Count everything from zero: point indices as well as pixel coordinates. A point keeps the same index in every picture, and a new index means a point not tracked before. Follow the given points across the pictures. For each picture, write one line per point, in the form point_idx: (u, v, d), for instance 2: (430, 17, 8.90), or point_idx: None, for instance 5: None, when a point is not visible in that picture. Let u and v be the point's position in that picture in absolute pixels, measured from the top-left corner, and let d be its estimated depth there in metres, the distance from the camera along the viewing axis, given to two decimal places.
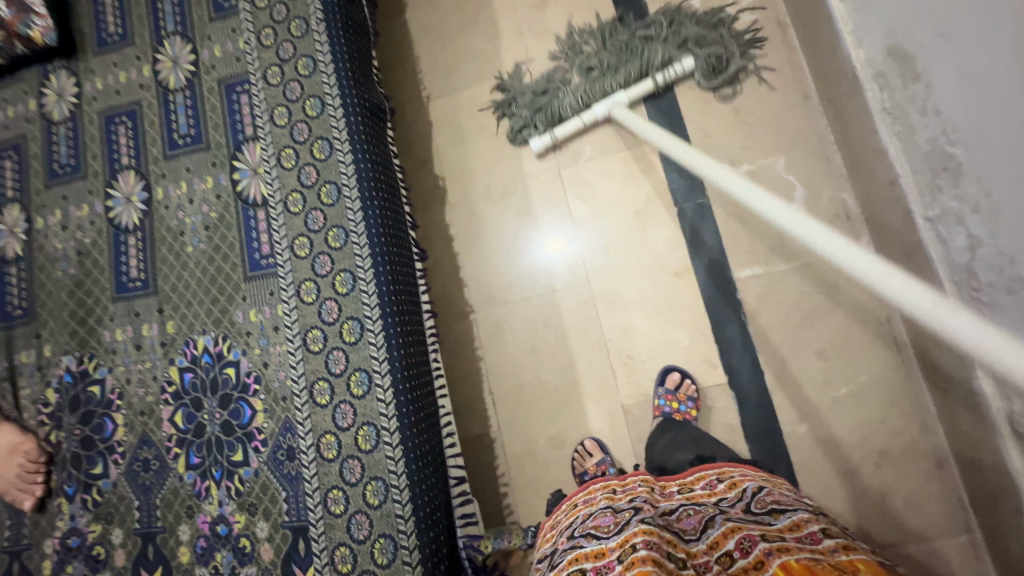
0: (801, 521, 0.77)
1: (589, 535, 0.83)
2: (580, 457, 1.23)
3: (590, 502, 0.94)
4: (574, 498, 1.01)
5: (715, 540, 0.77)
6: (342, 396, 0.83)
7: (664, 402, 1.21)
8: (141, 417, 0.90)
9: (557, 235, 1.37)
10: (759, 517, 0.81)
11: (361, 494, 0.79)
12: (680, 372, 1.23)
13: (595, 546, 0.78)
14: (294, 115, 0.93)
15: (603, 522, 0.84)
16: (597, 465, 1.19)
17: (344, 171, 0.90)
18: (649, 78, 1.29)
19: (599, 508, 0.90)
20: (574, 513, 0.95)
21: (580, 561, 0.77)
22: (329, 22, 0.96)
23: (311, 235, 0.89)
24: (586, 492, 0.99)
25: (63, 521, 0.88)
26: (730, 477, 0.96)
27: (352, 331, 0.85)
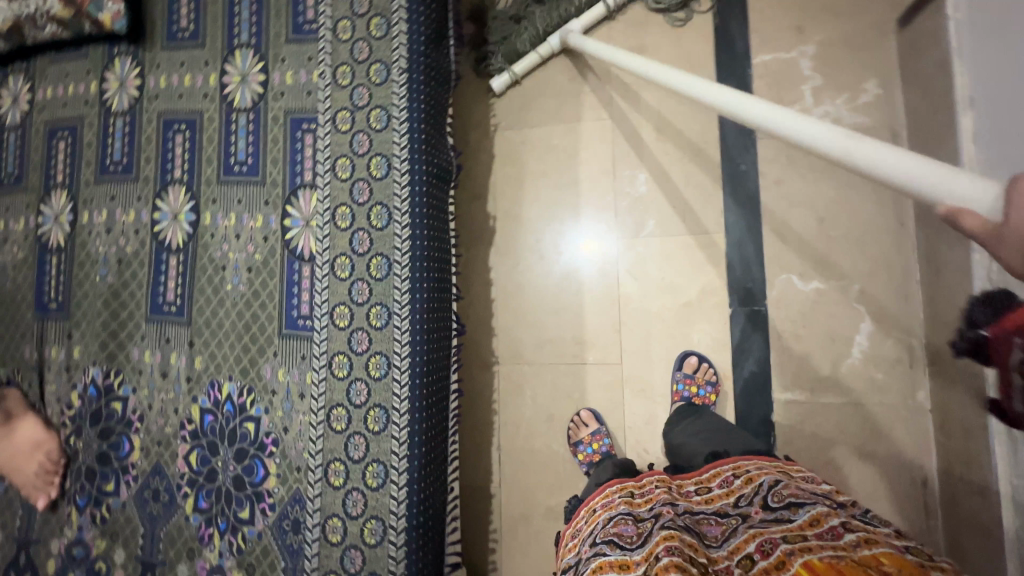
0: (821, 513, 0.69)
1: (611, 543, 0.75)
2: (575, 426, 1.26)
3: (608, 507, 0.86)
4: (591, 505, 0.92)
5: (736, 542, 0.71)
6: (356, 483, 0.81)
7: (683, 386, 1.21)
8: (157, 446, 0.90)
9: (590, 236, 1.33)
10: (778, 513, 0.73)
11: None
12: (698, 357, 1.23)
13: (619, 555, 0.71)
14: (357, 169, 0.87)
15: (625, 530, 0.76)
16: (592, 436, 1.24)
17: (398, 245, 0.86)
18: (599, 2, 1.28)
19: (619, 512, 0.82)
20: (592, 520, 0.87)
21: (603, 569, 0.71)
22: (414, 75, 0.88)
23: (353, 306, 0.85)
24: (604, 496, 0.91)
25: (71, 529, 0.91)
26: (746, 471, 0.85)
27: (377, 420, 0.82)
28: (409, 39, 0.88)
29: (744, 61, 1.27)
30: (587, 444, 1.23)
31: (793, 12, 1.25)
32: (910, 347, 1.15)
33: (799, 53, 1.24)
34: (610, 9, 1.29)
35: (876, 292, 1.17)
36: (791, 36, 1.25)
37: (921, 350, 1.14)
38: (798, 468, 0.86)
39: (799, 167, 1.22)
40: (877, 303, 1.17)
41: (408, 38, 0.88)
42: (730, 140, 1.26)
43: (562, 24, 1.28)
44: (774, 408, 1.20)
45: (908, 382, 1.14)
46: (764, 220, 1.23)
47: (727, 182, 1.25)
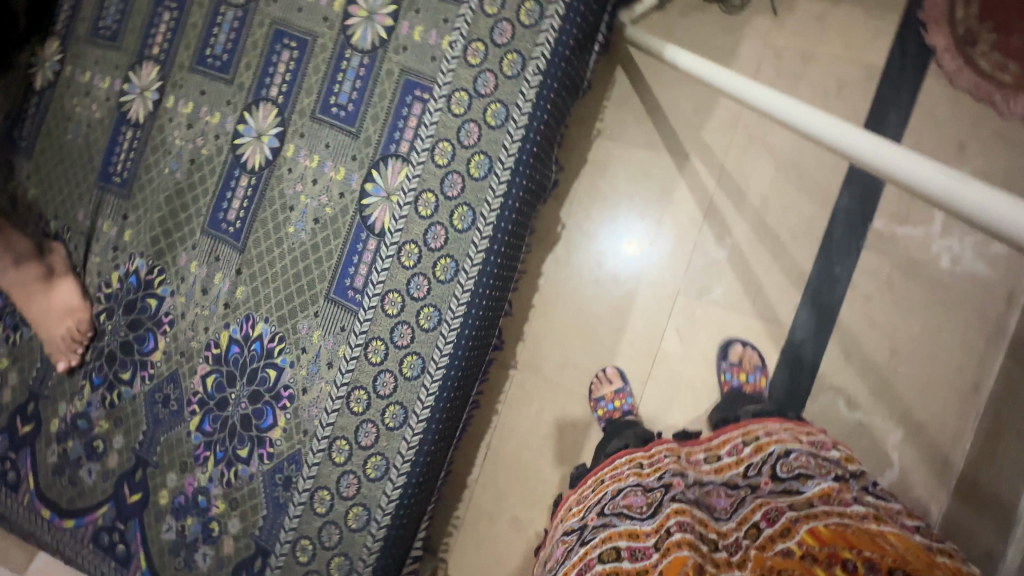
0: (831, 489, 0.71)
1: (620, 515, 0.76)
2: (599, 382, 1.27)
3: (619, 478, 0.89)
4: (600, 474, 0.96)
5: (743, 512, 0.72)
6: (355, 467, 0.82)
7: None
8: (179, 355, 0.91)
9: (634, 235, 1.29)
10: (786, 484, 0.76)
11: (327, 560, 0.82)
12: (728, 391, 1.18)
13: (629, 526, 0.72)
14: (456, 160, 0.82)
15: (636, 502, 0.76)
16: (615, 395, 1.25)
17: (472, 253, 0.81)
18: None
19: (628, 484, 0.85)
20: (601, 489, 0.90)
21: (613, 538, 0.71)
22: (548, 80, 0.80)
23: (406, 299, 0.82)
24: (614, 468, 0.95)
25: (81, 400, 0.94)
26: (756, 441, 0.89)
27: (394, 417, 0.81)
28: (557, 39, 0.79)
29: None
30: (608, 402, 1.24)
31: (962, 127, 1.12)
32: (928, 512, 1.10)
33: None
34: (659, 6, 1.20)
35: (916, 447, 1.11)
36: (949, 151, 1.12)
37: (936, 519, 1.10)
38: (811, 433, 0.88)
39: (894, 293, 1.14)
40: (914, 457, 1.11)
41: (557, 37, 0.79)
42: (834, 239, 1.17)
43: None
44: None
45: None
46: (834, 332, 1.16)
47: (814, 280, 1.18)
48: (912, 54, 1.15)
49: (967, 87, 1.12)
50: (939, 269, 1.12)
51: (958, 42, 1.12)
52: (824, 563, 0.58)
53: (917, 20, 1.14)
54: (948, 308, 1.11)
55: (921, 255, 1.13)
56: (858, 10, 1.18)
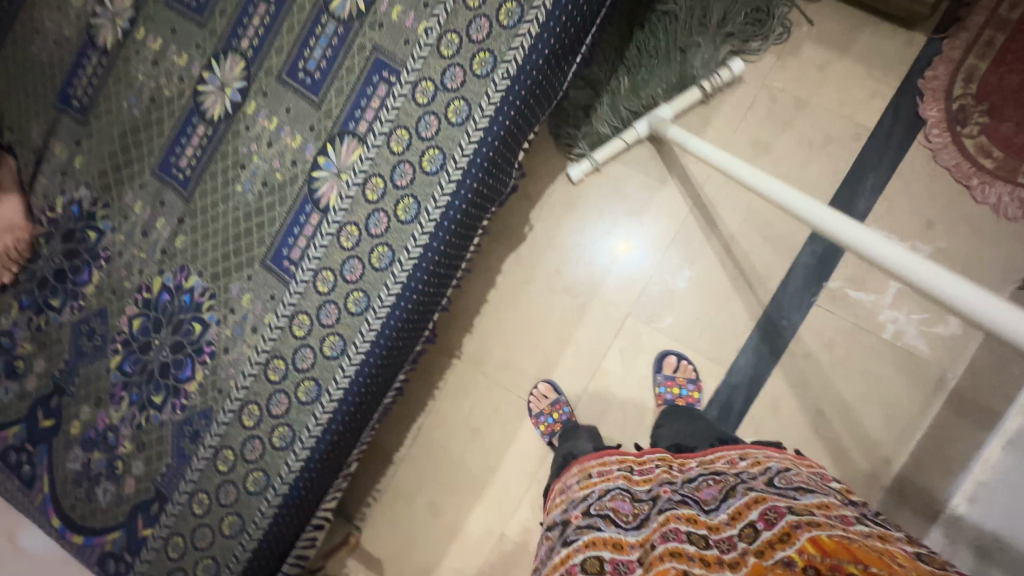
0: (831, 503, 0.60)
1: (606, 518, 0.69)
2: (535, 398, 1.27)
3: (607, 477, 0.81)
4: (586, 467, 0.89)
5: (738, 508, 0.61)
6: (262, 434, 0.84)
7: (664, 389, 1.19)
8: (111, 293, 0.91)
9: (630, 235, 1.27)
10: (782, 488, 0.65)
11: (221, 516, 0.85)
12: (677, 356, 1.21)
13: (615, 533, 0.65)
14: (410, 150, 0.81)
15: (623, 509, 0.70)
16: (552, 407, 1.25)
17: (409, 247, 0.81)
18: (696, 86, 1.17)
19: (616, 486, 0.77)
20: (586, 485, 0.82)
21: (597, 545, 0.64)
22: (515, 86, 0.79)
23: (338, 279, 0.82)
24: (601, 463, 0.87)
25: (10, 318, 0.94)
26: (753, 458, 0.80)
27: (307, 393, 0.83)
28: (531, 46, 0.77)
29: (852, 223, 1.16)
30: (546, 416, 1.25)
31: (933, 202, 1.12)
32: None
33: (910, 246, 1.13)
34: (704, 93, 1.18)
35: None
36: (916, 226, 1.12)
37: None
38: (810, 463, 0.78)
39: (833, 354, 1.15)
40: None
41: (531, 44, 0.77)
42: (788, 291, 1.18)
43: (651, 108, 1.17)
44: None
45: None
46: (769, 382, 1.17)
47: (760, 328, 1.19)
48: (903, 122, 1.14)
49: (948, 163, 1.11)
50: (879, 339, 1.13)
51: (949, 118, 1.11)
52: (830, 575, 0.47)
53: (915, 88, 1.13)
54: (879, 379, 1.13)
55: (865, 322, 1.14)
56: (860, 66, 1.16)
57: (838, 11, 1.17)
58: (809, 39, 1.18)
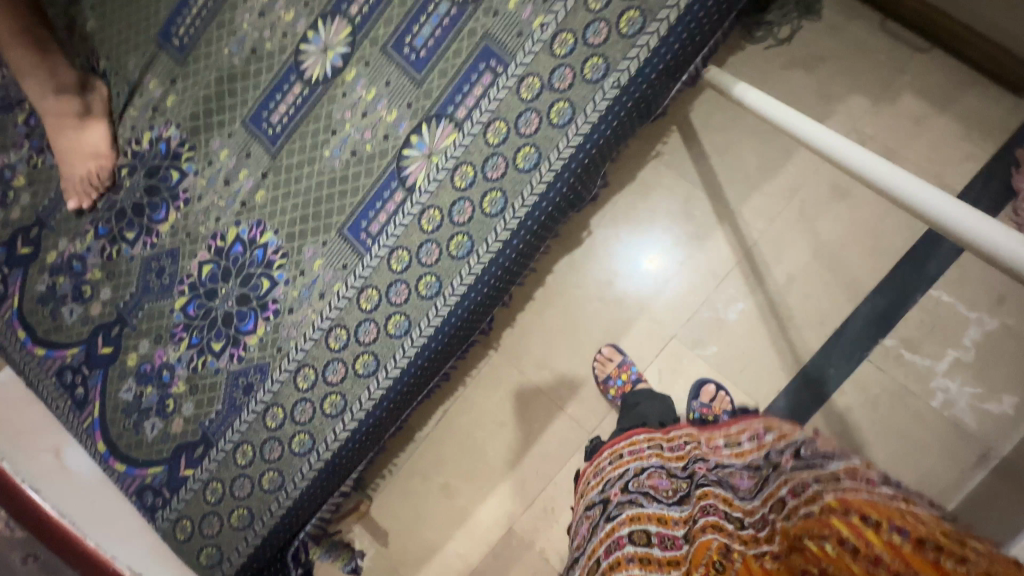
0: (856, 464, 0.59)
1: (647, 495, 0.75)
2: (601, 362, 1.26)
3: (638, 455, 0.87)
4: (616, 448, 0.94)
5: (769, 490, 0.61)
6: (314, 398, 0.85)
7: (698, 414, 1.19)
8: (185, 235, 0.92)
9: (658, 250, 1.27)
10: (810, 460, 0.65)
11: (262, 470, 0.87)
12: (715, 385, 1.20)
13: (657, 510, 0.71)
14: (506, 145, 0.81)
15: (661, 485, 0.76)
16: (619, 368, 1.24)
17: (489, 240, 0.81)
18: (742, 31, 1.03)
19: (652, 464, 0.82)
20: (619, 465, 0.88)
21: (642, 520, 0.71)
22: (624, 97, 0.77)
23: (413, 260, 0.83)
24: (631, 443, 0.92)
25: (83, 243, 0.96)
26: (778, 431, 0.84)
27: (365, 366, 0.84)
28: (647, 59, 0.76)
29: (920, 285, 1.13)
30: (615, 379, 1.24)
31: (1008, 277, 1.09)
32: None
33: (976, 318, 1.10)
34: None
35: None
36: (986, 299, 1.10)
37: None
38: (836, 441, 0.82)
39: (874, 412, 1.14)
40: None
41: (648, 57, 0.76)
42: (840, 341, 1.16)
43: None
44: None
45: None
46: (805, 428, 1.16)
47: (806, 373, 1.17)
48: (994, 190, 1.10)
49: None
50: (925, 404, 1.11)
51: None
52: (840, 517, 0.47)
53: (1013, 158, 1.09)
54: (918, 444, 1.11)
55: (914, 385, 1.12)
56: (959, 126, 1.12)
57: (948, 65, 1.13)
58: (911, 89, 1.14)
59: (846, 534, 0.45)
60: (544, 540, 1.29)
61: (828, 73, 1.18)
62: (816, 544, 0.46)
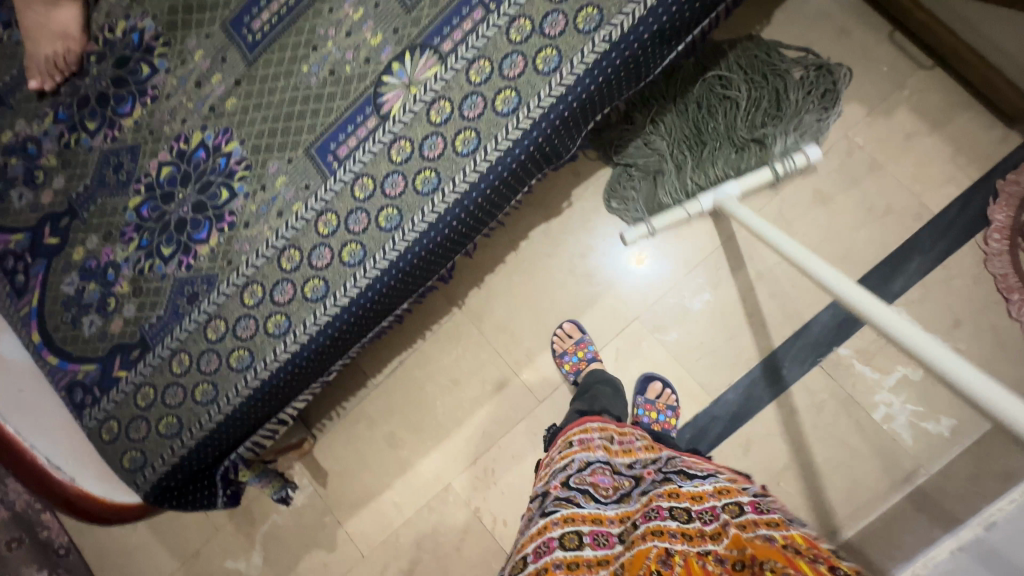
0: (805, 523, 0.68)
1: (585, 494, 0.73)
2: (560, 339, 1.26)
3: (587, 446, 0.85)
4: (567, 435, 0.92)
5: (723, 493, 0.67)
6: (258, 315, 0.83)
7: (643, 411, 1.19)
8: (149, 133, 0.89)
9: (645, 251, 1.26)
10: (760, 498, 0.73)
11: (196, 381, 0.85)
12: (660, 381, 1.22)
13: (594, 510, 0.70)
14: (487, 85, 0.79)
15: (602, 482, 0.77)
16: (578, 346, 1.24)
17: (457, 180, 0.79)
18: (768, 166, 1.05)
19: (597, 459, 0.82)
20: (565, 453, 0.85)
21: (575, 521, 0.67)
22: (613, 53, 0.75)
23: (377, 190, 0.81)
24: (584, 431, 0.90)
25: (41, 127, 0.92)
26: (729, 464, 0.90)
27: (313, 291, 0.82)
28: (643, 16, 0.73)
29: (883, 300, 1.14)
30: (572, 356, 1.23)
31: (967, 302, 1.10)
32: None
33: (929, 339, 1.12)
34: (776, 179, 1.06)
35: None
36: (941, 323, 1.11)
37: None
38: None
39: (817, 415, 1.15)
40: None
41: (643, 15, 0.74)
42: (797, 343, 1.18)
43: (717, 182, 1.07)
44: None
45: None
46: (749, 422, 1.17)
47: (759, 370, 1.19)
48: (969, 216, 1.11)
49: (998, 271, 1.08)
50: (866, 414, 1.14)
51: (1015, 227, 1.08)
52: (806, 558, 0.50)
53: (991, 187, 1.10)
54: (853, 451, 1.13)
55: (859, 394, 1.14)
56: (946, 148, 1.13)
57: (946, 85, 1.13)
58: (907, 105, 1.14)
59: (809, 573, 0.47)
60: (480, 499, 1.30)
61: None
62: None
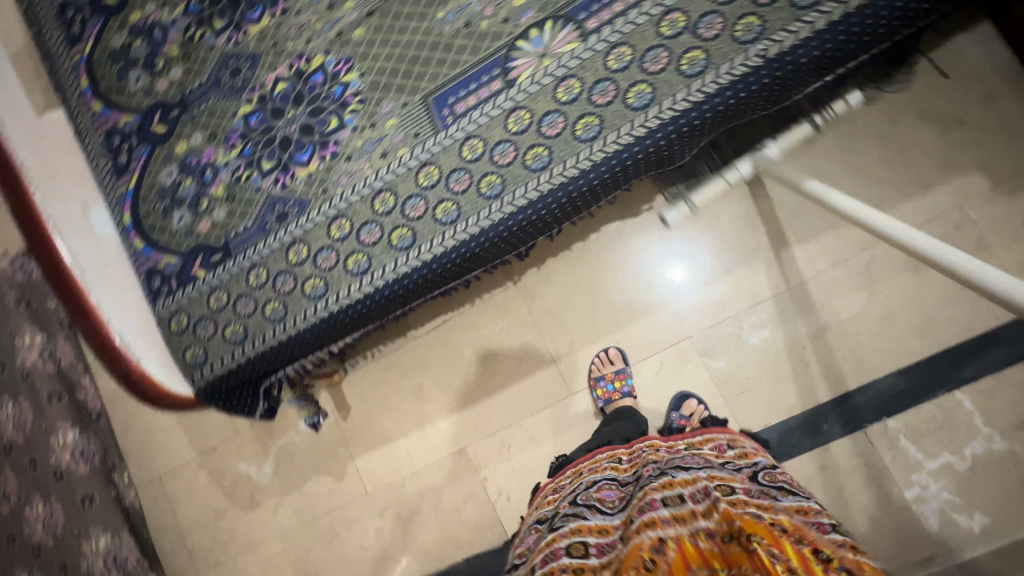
0: (811, 509, 0.66)
1: (591, 508, 0.77)
2: (599, 362, 1.26)
3: (596, 470, 0.93)
4: (580, 467, 1.00)
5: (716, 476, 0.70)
6: (341, 249, 0.85)
7: (675, 425, 1.18)
8: (272, 44, 0.89)
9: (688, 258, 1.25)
10: (766, 486, 0.72)
11: (268, 296, 0.88)
12: (698, 399, 1.20)
13: (599, 522, 0.73)
14: (623, 74, 0.76)
15: (608, 496, 0.81)
16: (615, 375, 1.24)
17: (567, 164, 0.77)
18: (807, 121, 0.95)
19: (604, 478, 0.88)
20: (578, 479, 0.93)
21: (582, 531, 0.71)
22: (765, 70, 0.71)
23: (485, 155, 0.80)
24: (593, 462, 0.98)
25: (170, 15, 0.93)
26: (741, 447, 0.91)
27: (400, 239, 0.83)
28: (806, 38, 0.69)
29: (949, 384, 1.09)
30: (607, 382, 1.23)
31: None
32: None
33: (987, 434, 1.07)
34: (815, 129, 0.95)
35: None
36: (1006, 422, 1.06)
37: None
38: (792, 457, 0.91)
39: (845, 478, 1.13)
40: None
41: (808, 37, 0.69)
42: (844, 404, 1.14)
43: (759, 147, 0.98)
44: None
45: None
46: None
47: (798, 421, 1.16)
48: None
49: None
50: (896, 491, 1.10)
51: None
52: (791, 541, 0.53)
53: None
54: (872, 523, 1.10)
55: (895, 470, 1.11)
56: None
57: None
58: None
59: (795, 559, 0.50)
60: (490, 469, 1.33)
61: (960, 140, 1.06)
62: (765, 552, 0.50)
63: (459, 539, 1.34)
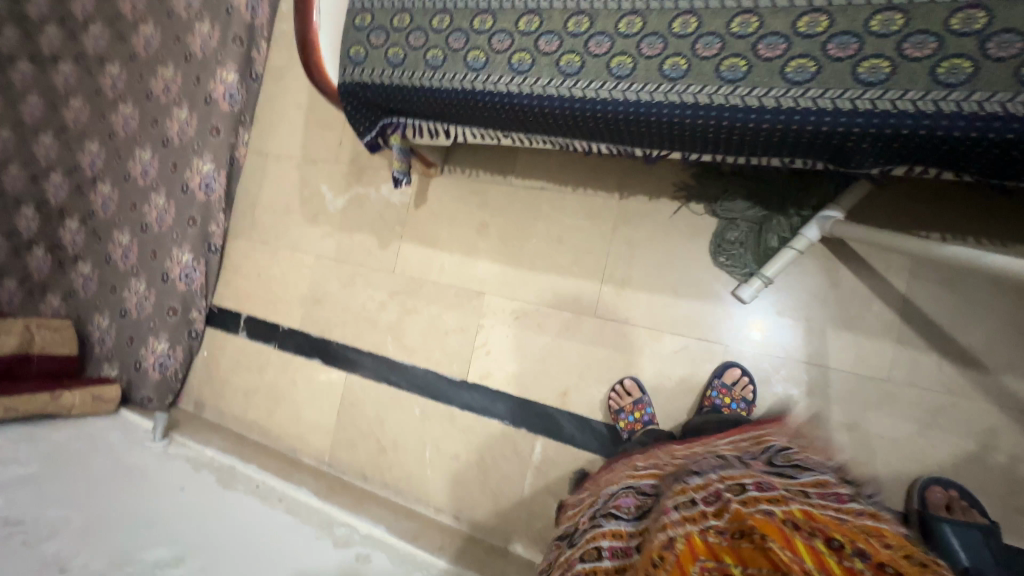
0: (826, 483, 0.70)
1: (608, 515, 0.81)
2: (618, 395, 1.27)
3: (612, 480, 0.94)
4: (598, 480, 1.02)
5: (733, 472, 0.71)
6: (517, 41, 0.88)
7: (716, 393, 1.18)
8: None
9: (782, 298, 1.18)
10: (781, 468, 0.74)
11: (438, 44, 0.95)
12: (743, 371, 1.18)
13: (615, 527, 0.77)
14: (875, 40, 0.69)
15: (624, 503, 0.82)
16: (635, 406, 1.24)
17: (755, 92, 0.74)
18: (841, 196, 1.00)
19: (620, 487, 0.89)
20: (596, 493, 0.94)
21: (598, 539, 0.76)
22: (1017, 124, 0.62)
23: (691, 36, 0.78)
24: (613, 472, 0.99)
25: None
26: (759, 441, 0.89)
27: (567, 64, 0.85)
28: None
29: None
30: (626, 415, 1.24)
31: None
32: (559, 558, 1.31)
33: None
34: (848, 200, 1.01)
35: None
36: None
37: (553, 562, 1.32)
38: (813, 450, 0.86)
39: None
40: None
41: None
42: None
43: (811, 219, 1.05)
44: (524, 429, 1.37)
45: (527, 539, 1.35)
46: None
47: None
48: None
49: None
50: None
51: None
52: (805, 534, 0.57)
53: None
54: None
55: None
56: None
57: None
58: None
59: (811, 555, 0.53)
60: (492, 323, 1.45)
61: None
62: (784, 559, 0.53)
63: (434, 352, 1.51)
